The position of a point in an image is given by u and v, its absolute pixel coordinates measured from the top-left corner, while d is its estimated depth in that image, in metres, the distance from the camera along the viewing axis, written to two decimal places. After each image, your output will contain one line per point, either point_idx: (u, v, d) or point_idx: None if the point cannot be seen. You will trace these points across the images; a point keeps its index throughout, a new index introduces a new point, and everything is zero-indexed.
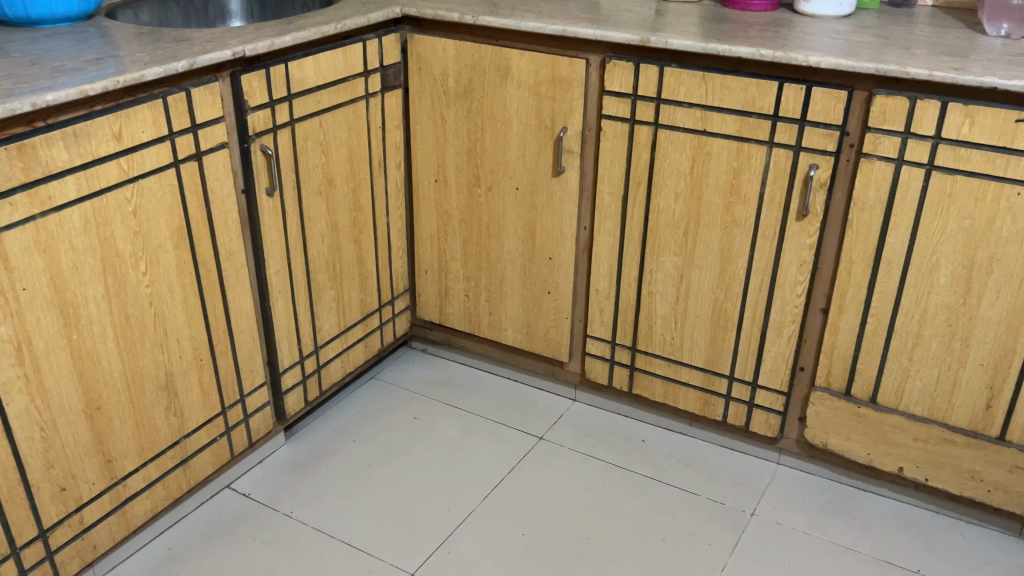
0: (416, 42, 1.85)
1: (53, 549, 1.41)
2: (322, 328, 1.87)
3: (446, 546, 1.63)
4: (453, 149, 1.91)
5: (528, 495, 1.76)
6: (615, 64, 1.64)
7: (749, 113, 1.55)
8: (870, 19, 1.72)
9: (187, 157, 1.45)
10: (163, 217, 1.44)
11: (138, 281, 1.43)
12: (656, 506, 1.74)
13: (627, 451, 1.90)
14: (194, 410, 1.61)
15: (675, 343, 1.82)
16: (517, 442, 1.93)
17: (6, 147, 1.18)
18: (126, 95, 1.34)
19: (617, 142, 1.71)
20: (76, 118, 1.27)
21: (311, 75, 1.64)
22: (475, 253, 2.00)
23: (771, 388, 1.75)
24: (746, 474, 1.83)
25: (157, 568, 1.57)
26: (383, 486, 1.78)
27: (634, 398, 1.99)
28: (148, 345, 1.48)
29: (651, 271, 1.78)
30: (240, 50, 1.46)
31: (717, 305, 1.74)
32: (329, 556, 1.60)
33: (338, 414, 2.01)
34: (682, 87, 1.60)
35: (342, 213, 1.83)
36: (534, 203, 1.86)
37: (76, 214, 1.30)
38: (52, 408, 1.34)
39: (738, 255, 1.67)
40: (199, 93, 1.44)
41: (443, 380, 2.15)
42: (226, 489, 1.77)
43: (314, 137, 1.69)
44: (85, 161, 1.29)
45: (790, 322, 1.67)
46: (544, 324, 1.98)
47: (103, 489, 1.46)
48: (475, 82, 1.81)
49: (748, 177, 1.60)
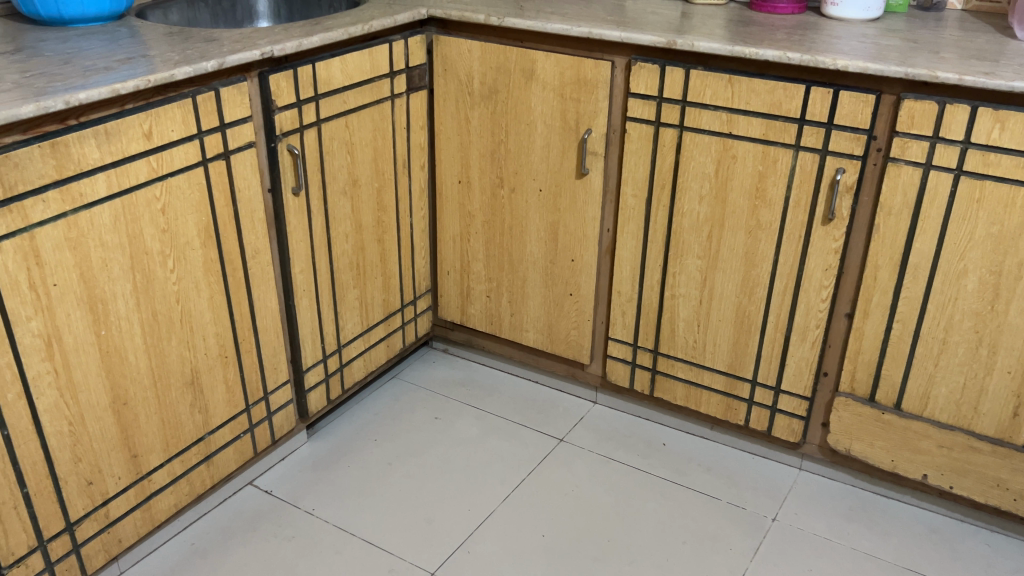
0: (442, 44, 1.86)
1: (79, 542, 1.42)
2: (345, 327, 1.88)
3: (466, 546, 1.63)
4: (478, 150, 1.92)
5: (548, 496, 1.76)
6: (640, 66, 1.64)
7: (776, 116, 1.55)
8: (898, 22, 1.71)
9: (215, 156, 1.46)
10: (191, 215, 1.45)
11: (166, 278, 1.44)
12: (676, 510, 1.73)
13: (648, 454, 1.90)
14: (218, 407, 1.62)
15: (698, 346, 1.81)
16: (537, 443, 1.93)
17: (40, 145, 1.20)
18: (157, 95, 1.35)
19: (642, 145, 1.71)
20: (107, 116, 1.28)
21: (337, 75, 1.65)
22: (498, 254, 2.01)
23: (794, 393, 1.74)
24: (767, 479, 1.82)
25: (181, 563, 1.59)
26: (403, 485, 1.79)
27: (654, 401, 1.98)
28: (175, 341, 1.49)
29: (674, 274, 1.78)
30: (269, 50, 1.48)
31: (740, 309, 1.73)
32: (350, 554, 1.61)
33: (359, 413, 2.02)
34: (708, 90, 1.59)
35: (367, 213, 1.84)
36: (557, 205, 1.87)
37: (106, 211, 1.31)
38: (80, 403, 1.36)
39: (763, 258, 1.66)
40: (228, 93, 1.45)
41: (464, 381, 2.16)
42: (249, 486, 1.79)
43: (340, 137, 1.70)
44: (116, 159, 1.30)
45: (814, 326, 1.66)
46: (566, 325, 1.98)
47: (129, 483, 1.48)
48: (500, 84, 1.82)
49: (774, 181, 1.59)
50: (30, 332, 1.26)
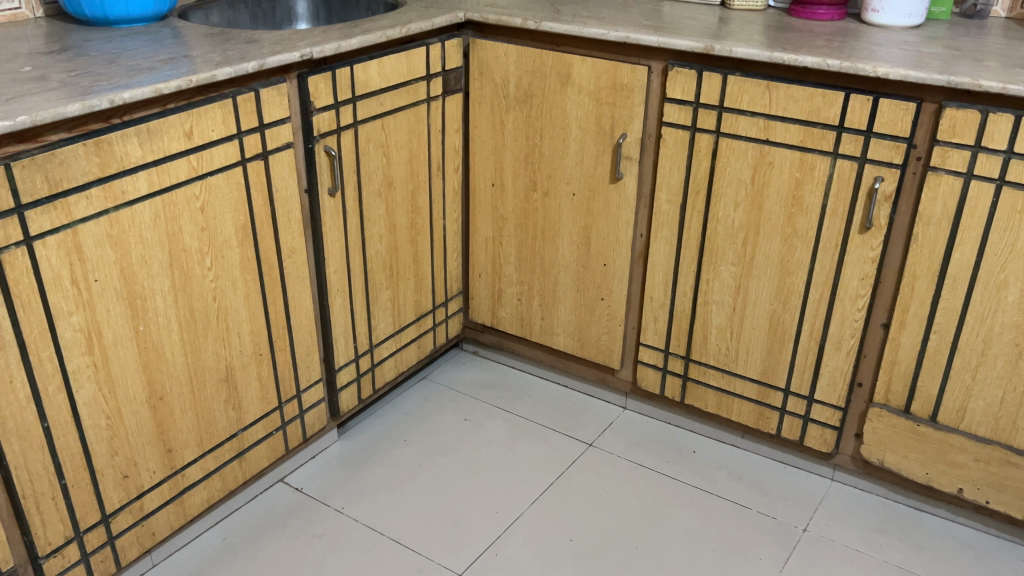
0: (478, 47, 1.86)
1: (114, 534, 1.44)
2: (378, 327, 1.89)
3: (494, 548, 1.63)
4: (512, 153, 1.92)
5: (577, 501, 1.76)
6: (677, 71, 1.64)
7: (814, 123, 1.53)
8: (940, 29, 1.68)
9: (254, 156, 1.48)
10: (229, 214, 1.47)
11: (204, 276, 1.46)
12: (706, 518, 1.72)
13: (677, 461, 1.89)
14: (252, 404, 1.64)
15: (731, 354, 1.80)
16: (566, 447, 1.93)
17: (84, 143, 1.22)
18: (198, 95, 1.37)
19: (677, 150, 1.70)
20: (150, 115, 1.30)
21: (375, 78, 1.67)
22: (530, 258, 2.01)
23: (827, 403, 1.72)
24: (798, 489, 1.81)
25: (212, 558, 1.60)
26: (432, 486, 1.80)
27: (685, 408, 1.97)
28: (211, 338, 1.51)
29: (707, 280, 1.77)
30: (309, 52, 1.49)
31: (774, 317, 1.72)
32: (379, 553, 1.62)
33: (389, 413, 2.04)
34: (746, 96, 1.58)
35: (400, 214, 1.85)
36: (591, 209, 1.86)
37: (147, 209, 1.33)
38: (118, 397, 1.38)
39: (798, 266, 1.65)
40: (267, 94, 1.47)
41: (493, 383, 2.16)
42: (279, 483, 1.80)
43: (376, 139, 1.72)
44: (157, 157, 1.32)
45: (849, 336, 1.64)
46: (597, 329, 1.98)
47: (163, 478, 1.50)
48: (535, 87, 1.82)
49: (811, 188, 1.58)
50: (71, 326, 1.28)
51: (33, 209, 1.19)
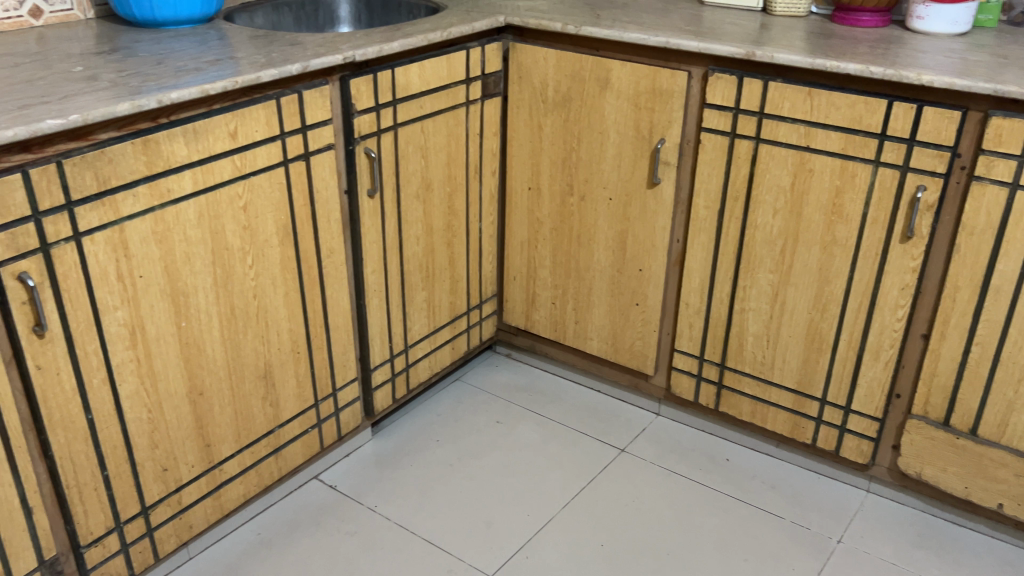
0: (518, 51, 1.87)
1: (153, 526, 1.47)
2: (413, 328, 1.91)
3: (525, 550, 1.64)
4: (549, 157, 1.93)
5: (609, 506, 1.76)
6: (717, 76, 1.63)
7: (856, 131, 1.52)
8: (987, 37, 1.66)
9: (296, 157, 1.50)
10: (271, 213, 1.49)
11: (244, 274, 1.49)
12: (739, 526, 1.71)
13: (711, 469, 1.88)
14: (288, 401, 1.66)
15: (767, 362, 1.79)
16: (598, 452, 1.92)
17: (133, 141, 1.25)
18: (243, 96, 1.40)
19: (716, 156, 1.70)
20: (196, 115, 1.33)
21: (415, 81, 1.68)
22: (565, 262, 2.01)
23: (864, 413, 1.70)
24: (833, 500, 1.79)
25: (246, 552, 1.63)
26: (465, 487, 1.81)
27: (719, 415, 1.96)
28: (251, 336, 1.54)
29: (744, 287, 1.76)
30: (351, 55, 1.51)
31: (812, 325, 1.70)
32: (410, 552, 1.63)
33: (422, 413, 2.05)
34: (787, 102, 1.57)
35: (437, 216, 1.87)
36: (627, 214, 1.86)
37: (191, 207, 1.36)
38: (159, 391, 1.41)
39: (837, 275, 1.63)
40: (310, 96, 1.49)
41: (526, 386, 2.17)
42: (314, 480, 1.82)
43: (415, 141, 1.73)
44: (202, 157, 1.35)
45: (887, 346, 1.62)
46: (631, 335, 1.97)
47: (201, 472, 1.53)
48: (574, 92, 1.83)
49: (851, 197, 1.56)
50: (116, 320, 1.31)
51: (83, 205, 1.21)
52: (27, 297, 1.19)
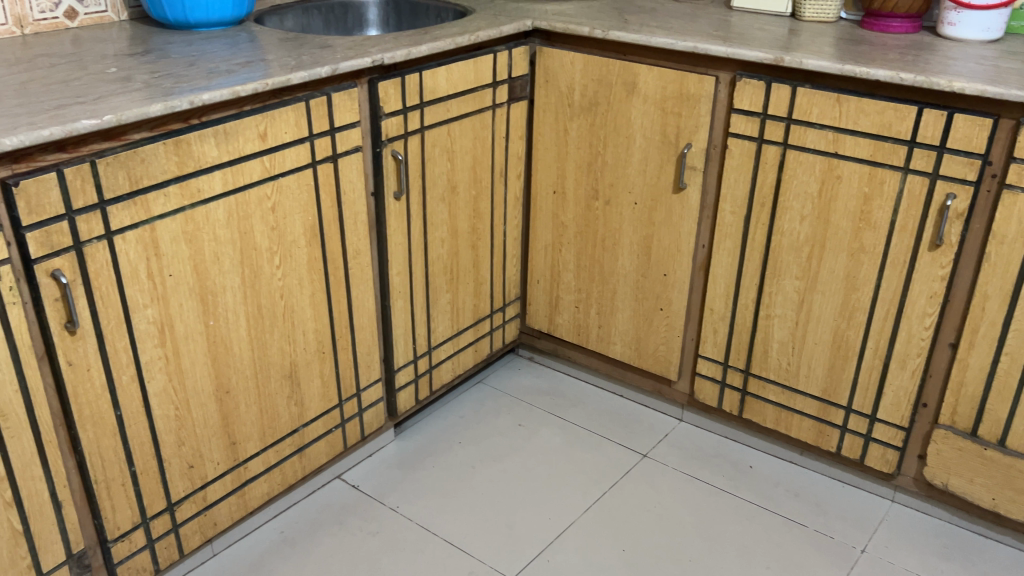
0: (545, 55, 1.87)
1: (178, 522, 1.49)
2: (437, 329, 1.92)
3: (546, 554, 1.64)
4: (574, 161, 1.93)
5: (630, 511, 1.76)
6: (745, 81, 1.63)
7: (885, 138, 1.51)
8: (1020, 44, 1.64)
9: (324, 159, 1.52)
10: (299, 215, 1.51)
11: (272, 274, 1.50)
12: (761, 534, 1.70)
13: (734, 476, 1.87)
14: (313, 400, 1.67)
15: (792, 369, 1.78)
16: (620, 457, 1.92)
17: (165, 142, 1.26)
18: (273, 97, 1.41)
19: (743, 161, 1.69)
20: (227, 116, 1.34)
21: (443, 84, 1.69)
22: (589, 265, 2.01)
23: (890, 422, 1.69)
24: (857, 509, 1.77)
25: (270, 550, 1.64)
26: (486, 489, 1.81)
27: (742, 422, 1.95)
28: (277, 335, 1.55)
29: (770, 294, 1.75)
30: (380, 58, 1.52)
31: (838, 333, 1.69)
32: (432, 553, 1.64)
33: (445, 415, 2.06)
34: (815, 108, 1.56)
35: (462, 219, 1.87)
36: (652, 218, 1.86)
37: (221, 207, 1.37)
38: (186, 388, 1.42)
39: (864, 282, 1.62)
40: (339, 98, 1.50)
41: (548, 390, 2.17)
42: (337, 479, 1.83)
43: (442, 144, 1.74)
44: (233, 158, 1.37)
45: (915, 355, 1.61)
46: (654, 339, 1.97)
47: (226, 469, 1.54)
48: (601, 96, 1.83)
49: (879, 204, 1.55)
50: (146, 318, 1.32)
51: (115, 205, 1.23)
52: (60, 294, 1.20)
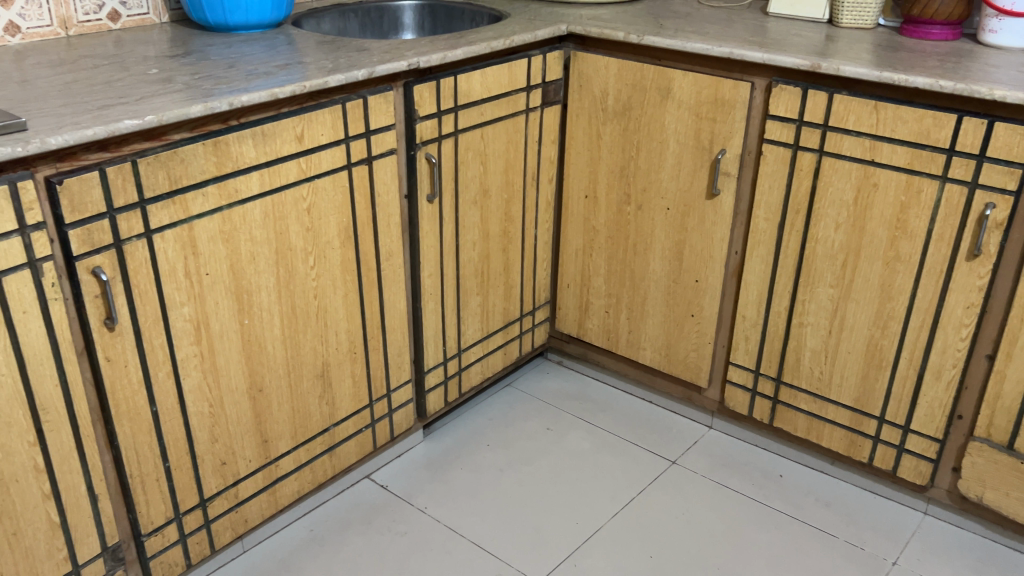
0: (580, 60, 1.88)
1: (210, 518, 1.51)
2: (467, 332, 1.92)
3: (573, 559, 1.64)
4: (607, 166, 1.93)
5: (658, 517, 1.75)
6: (781, 87, 1.62)
7: (923, 146, 1.49)
8: None
9: (359, 161, 1.53)
10: (333, 216, 1.52)
11: (306, 274, 1.52)
12: (791, 543, 1.69)
13: (763, 484, 1.85)
14: (344, 400, 1.68)
15: (824, 378, 1.76)
16: (649, 463, 1.91)
17: (204, 142, 1.28)
18: (310, 100, 1.43)
19: (777, 167, 1.68)
20: (265, 118, 1.36)
21: (477, 88, 1.70)
22: (620, 270, 2.01)
23: (924, 434, 1.67)
24: (889, 521, 1.75)
25: (299, 548, 1.66)
26: (514, 492, 1.81)
27: (773, 430, 1.94)
28: (310, 335, 1.57)
29: (803, 301, 1.74)
30: (416, 61, 1.53)
31: (872, 342, 1.67)
32: (459, 555, 1.64)
33: (473, 417, 2.06)
34: (852, 115, 1.55)
35: (494, 222, 1.88)
36: (685, 224, 1.85)
37: (257, 208, 1.39)
38: (220, 386, 1.44)
39: (900, 292, 1.60)
40: (374, 101, 1.51)
41: (577, 395, 2.17)
42: (366, 479, 1.85)
43: (475, 148, 1.75)
44: (270, 159, 1.38)
45: (950, 366, 1.59)
46: (685, 346, 1.96)
47: (258, 467, 1.56)
48: (634, 101, 1.83)
49: (916, 212, 1.54)
50: (182, 316, 1.34)
51: (155, 204, 1.25)
52: (100, 290, 1.23)
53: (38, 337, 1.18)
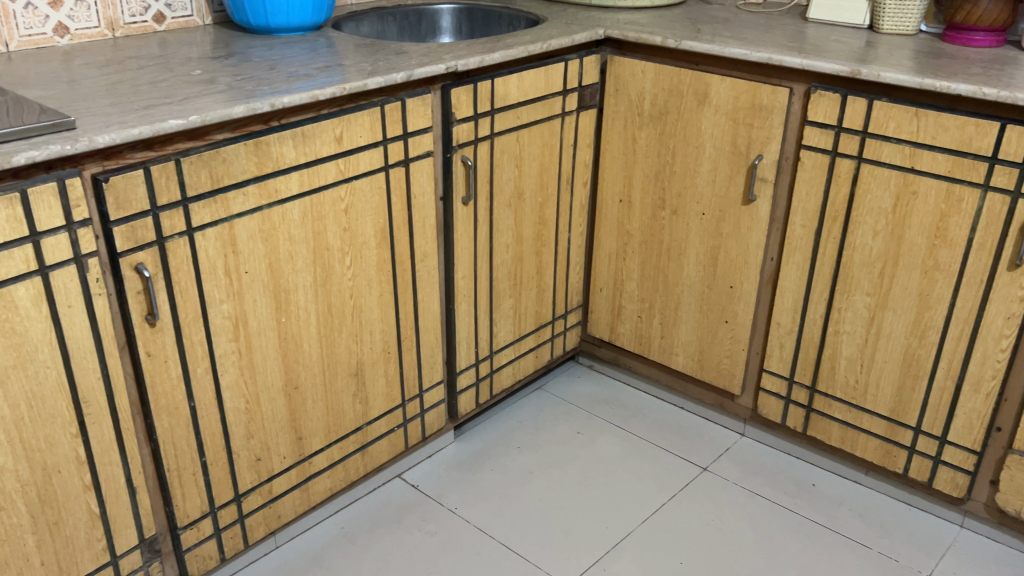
0: (616, 64, 1.88)
1: (244, 513, 1.53)
2: (499, 334, 1.93)
3: (603, 563, 1.64)
4: (642, 170, 1.93)
5: (688, 524, 1.74)
6: (820, 93, 1.60)
7: (964, 153, 1.47)
8: None
9: (396, 163, 1.55)
10: (370, 217, 1.54)
11: (342, 274, 1.53)
12: (823, 553, 1.67)
13: (795, 493, 1.84)
14: (377, 399, 1.70)
15: (860, 387, 1.75)
16: (679, 469, 1.91)
17: (246, 142, 1.30)
18: (350, 102, 1.44)
19: (815, 174, 1.67)
20: (305, 119, 1.38)
21: (514, 91, 1.70)
22: (653, 275, 2.00)
23: (961, 445, 1.65)
24: (924, 533, 1.73)
25: (330, 545, 1.67)
26: (544, 495, 1.82)
27: (807, 439, 1.92)
28: (345, 334, 1.58)
29: (839, 309, 1.72)
30: (454, 65, 1.54)
31: (909, 351, 1.65)
32: (489, 556, 1.65)
33: (504, 419, 2.07)
34: (892, 122, 1.53)
35: (528, 225, 1.89)
36: (720, 229, 1.85)
37: (296, 208, 1.41)
38: (257, 383, 1.46)
39: (938, 301, 1.58)
40: (413, 104, 1.53)
41: (608, 399, 2.16)
42: (397, 479, 1.86)
43: (511, 151, 1.75)
44: (309, 160, 1.40)
45: (989, 377, 1.57)
46: (718, 352, 1.95)
47: (292, 463, 1.58)
48: (671, 105, 1.82)
49: (956, 221, 1.52)
50: (221, 313, 1.37)
51: (197, 202, 1.27)
52: (142, 287, 1.25)
53: (82, 331, 1.20)
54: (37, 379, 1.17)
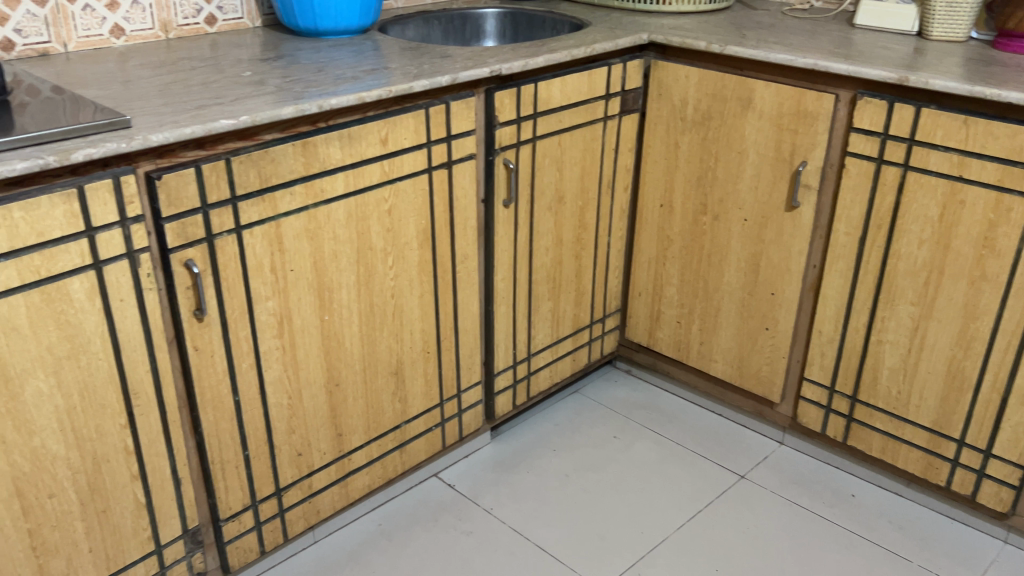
0: (659, 69, 1.88)
1: (284, 507, 1.56)
2: (537, 336, 1.94)
3: (637, 568, 1.64)
4: (684, 175, 1.93)
5: (724, 531, 1.73)
6: (867, 100, 1.59)
7: (1015, 162, 1.45)
8: None
9: (439, 165, 1.56)
10: (413, 218, 1.56)
11: (384, 274, 1.55)
12: (861, 565, 1.65)
13: (834, 503, 1.82)
14: (416, 398, 1.72)
15: (902, 398, 1.73)
16: (716, 476, 1.90)
17: (294, 143, 1.33)
18: (395, 104, 1.46)
19: (860, 181, 1.65)
20: (351, 121, 1.40)
21: (556, 95, 1.71)
22: (693, 280, 2.00)
23: (1007, 459, 1.62)
24: (966, 547, 1.70)
25: (367, 542, 1.69)
26: (580, 498, 1.82)
27: (847, 449, 1.90)
28: (386, 333, 1.60)
29: (883, 318, 1.70)
30: (498, 68, 1.56)
31: (953, 362, 1.63)
32: (524, 557, 1.66)
33: (540, 422, 2.08)
34: (940, 129, 1.52)
35: (568, 228, 1.89)
36: (762, 236, 1.84)
37: (341, 208, 1.43)
38: (300, 379, 1.49)
39: (985, 312, 1.56)
40: (457, 107, 1.55)
41: (645, 404, 2.16)
42: (433, 478, 1.88)
43: (553, 154, 1.76)
44: (355, 161, 1.42)
45: None
46: (758, 359, 1.94)
47: (332, 459, 1.60)
48: (714, 111, 1.82)
49: (1005, 231, 1.49)
50: (267, 310, 1.39)
51: (245, 201, 1.30)
52: (191, 282, 1.28)
53: (133, 325, 1.23)
54: (89, 370, 1.21)
